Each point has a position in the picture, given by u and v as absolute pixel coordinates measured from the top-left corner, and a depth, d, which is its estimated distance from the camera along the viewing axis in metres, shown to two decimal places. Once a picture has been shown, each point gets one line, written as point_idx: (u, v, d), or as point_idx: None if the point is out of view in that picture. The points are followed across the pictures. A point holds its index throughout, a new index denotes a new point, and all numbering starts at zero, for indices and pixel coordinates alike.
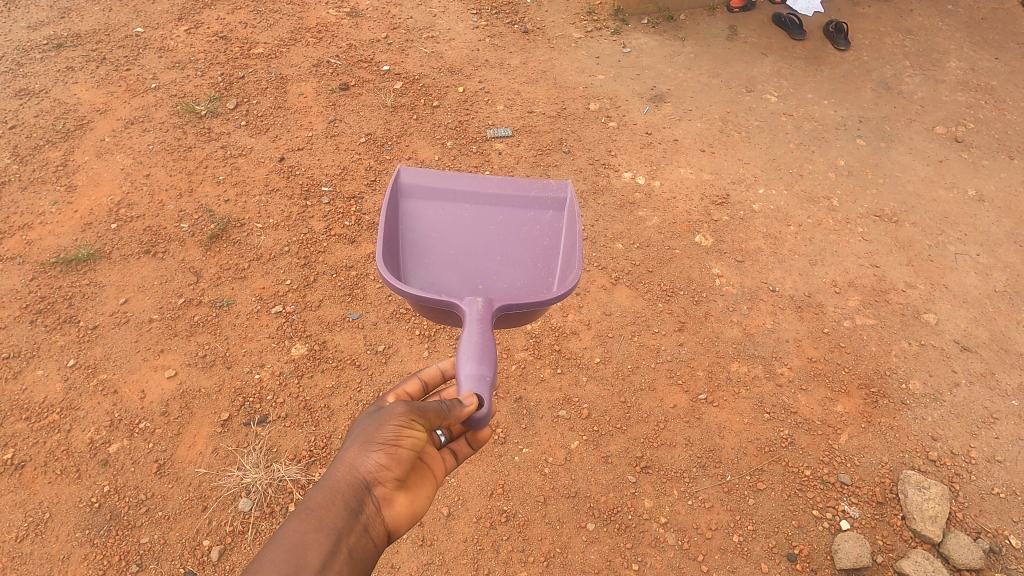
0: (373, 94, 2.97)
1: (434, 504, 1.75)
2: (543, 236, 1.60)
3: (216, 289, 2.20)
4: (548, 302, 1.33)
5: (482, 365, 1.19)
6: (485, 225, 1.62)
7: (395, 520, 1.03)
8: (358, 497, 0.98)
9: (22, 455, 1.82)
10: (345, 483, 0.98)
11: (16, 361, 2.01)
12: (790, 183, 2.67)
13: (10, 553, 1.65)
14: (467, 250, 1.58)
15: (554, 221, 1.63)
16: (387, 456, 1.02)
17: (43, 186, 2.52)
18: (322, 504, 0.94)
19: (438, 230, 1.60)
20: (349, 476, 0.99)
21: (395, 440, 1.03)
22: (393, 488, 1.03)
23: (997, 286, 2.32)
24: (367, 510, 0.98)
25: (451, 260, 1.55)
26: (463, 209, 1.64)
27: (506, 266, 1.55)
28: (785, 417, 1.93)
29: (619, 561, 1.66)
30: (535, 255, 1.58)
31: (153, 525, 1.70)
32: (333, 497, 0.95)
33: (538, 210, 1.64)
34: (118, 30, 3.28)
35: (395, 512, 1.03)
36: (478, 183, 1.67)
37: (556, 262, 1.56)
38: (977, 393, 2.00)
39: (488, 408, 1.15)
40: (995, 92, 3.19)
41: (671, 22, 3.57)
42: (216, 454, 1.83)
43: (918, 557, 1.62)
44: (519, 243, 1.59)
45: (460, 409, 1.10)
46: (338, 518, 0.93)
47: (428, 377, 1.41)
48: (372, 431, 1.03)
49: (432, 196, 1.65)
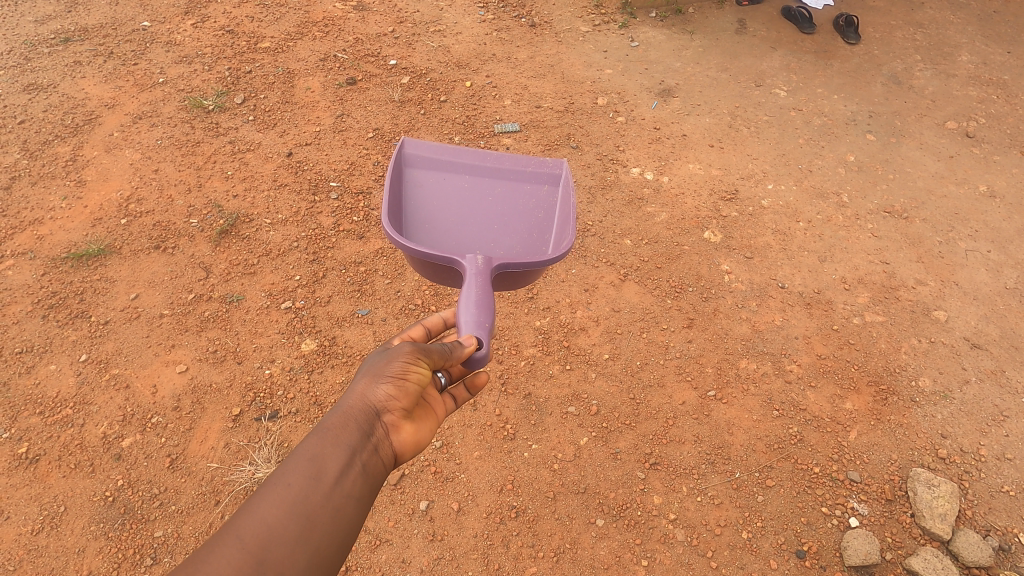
0: (380, 89, 2.97)
1: (445, 500, 1.76)
2: (539, 209, 1.60)
3: (226, 285, 2.21)
4: (544, 263, 1.35)
5: (481, 313, 1.24)
6: (483, 198, 1.62)
7: (401, 446, 1.08)
8: (369, 420, 1.03)
9: (37, 449, 1.84)
10: (358, 409, 1.03)
11: (29, 356, 2.03)
12: (800, 178, 2.65)
13: (26, 546, 1.67)
14: (465, 219, 1.57)
15: (549, 195, 1.63)
16: (395, 387, 1.06)
17: (53, 181, 2.53)
18: (337, 425, 1.00)
19: (438, 200, 1.60)
20: (361, 403, 1.04)
21: (403, 373, 1.07)
22: (400, 417, 1.08)
23: (1008, 283, 2.31)
24: (377, 433, 1.04)
25: (449, 228, 1.54)
26: (462, 181, 1.64)
27: (502, 233, 1.54)
28: (794, 414, 1.93)
29: (629, 557, 1.67)
30: (530, 225, 1.57)
31: (167, 519, 1.72)
32: (346, 419, 1.01)
33: (535, 183, 1.65)
34: (124, 24, 3.28)
35: (402, 438, 1.08)
36: (478, 157, 1.68)
37: (552, 233, 1.55)
38: (987, 390, 2.00)
39: (487, 348, 1.19)
40: (1008, 86, 3.16)
41: (680, 15, 3.55)
42: (228, 449, 1.85)
43: (927, 554, 1.63)
44: (515, 214, 1.59)
45: (461, 349, 1.14)
46: (352, 438, 0.99)
47: (431, 324, 1.39)
48: (381, 365, 1.08)
49: (433, 169, 1.65)
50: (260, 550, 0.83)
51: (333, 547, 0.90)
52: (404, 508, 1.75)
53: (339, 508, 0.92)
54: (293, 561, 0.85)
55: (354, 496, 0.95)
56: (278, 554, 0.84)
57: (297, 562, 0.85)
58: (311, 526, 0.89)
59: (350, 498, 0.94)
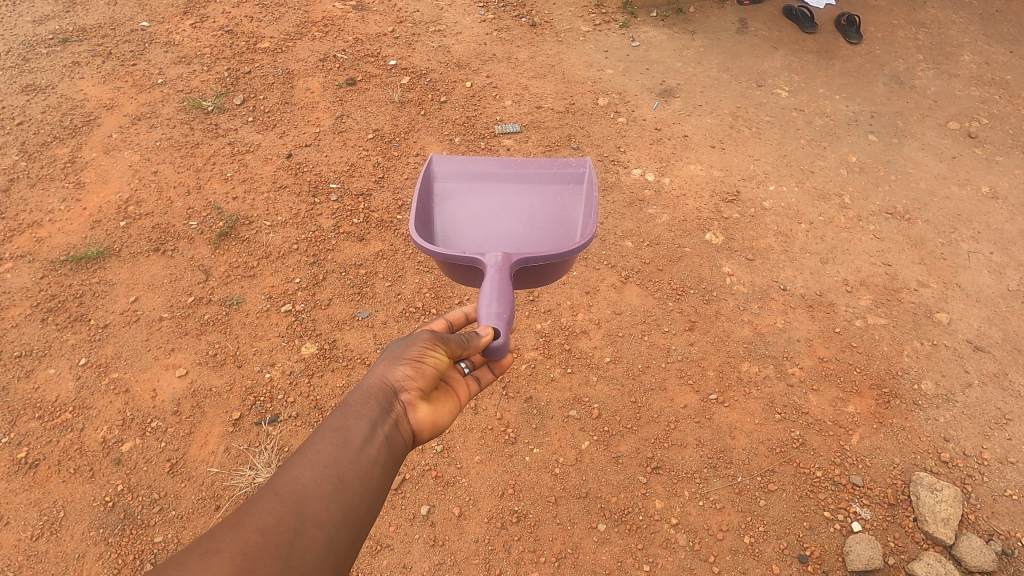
0: (380, 90, 2.96)
1: (446, 504, 1.76)
2: (563, 209, 1.60)
3: (226, 288, 2.20)
4: (564, 255, 1.33)
5: (501, 305, 1.26)
6: (508, 202, 1.62)
7: (420, 424, 1.11)
8: (389, 398, 1.08)
9: (37, 454, 1.83)
10: (378, 387, 1.07)
11: (28, 360, 2.02)
12: (801, 179, 2.64)
13: (25, 552, 1.67)
14: (490, 221, 1.56)
15: (573, 194, 1.62)
16: (412, 369, 1.11)
17: (52, 183, 2.52)
18: (360, 401, 1.05)
19: (464, 206, 1.60)
20: (381, 382, 1.08)
21: (420, 355, 1.12)
22: (418, 397, 1.11)
23: (1011, 284, 2.30)
24: (397, 410, 1.08)
25: (475, 231, 1.53)
26: (488, 186, 1.65)
27: (526, 233, 1.53)
28: (797, 417, 1.92)
29: (630, 562, 1.66)
30: (555, 224, 1.56)
31: (167, 524, 1.71)
32: (367, 396, 1.06)
33: (558, 185, 1.65)
34: (123, 24, 3.26)
35: (420, 416, 1.11)
36: (502, 165, 1.69)
37: (577, 229, 1.53)
38: (990, 393, 1.99)
39: (505, 339, 1.23)
40: (1010, 86, 3.15)
41: (681, 15, 3.54)
42: (228, 454, 1.84)
43: (930, 559, 1.62)
44: (540, 214, 1.58)
45: (477, 339, 1.18)
46: (373, 412, 1.04)
47: (454, 318, 1.37)
48: (400, 349, 1.13)
49: (459, 177, 1.65)
50: (298, 502, 0.87)
51: (363, 506, 0.93)
52: (405, 513, 1.74)
53: (366, 472, 0.96)
54: (329, 514, 0.88)
55: (379, 463, 0.99)
56: (315, 507, 0.88)
57: (333, 517, 0.89)
58: (343, 485, 0.92)
59: (376, 464, 0.98)
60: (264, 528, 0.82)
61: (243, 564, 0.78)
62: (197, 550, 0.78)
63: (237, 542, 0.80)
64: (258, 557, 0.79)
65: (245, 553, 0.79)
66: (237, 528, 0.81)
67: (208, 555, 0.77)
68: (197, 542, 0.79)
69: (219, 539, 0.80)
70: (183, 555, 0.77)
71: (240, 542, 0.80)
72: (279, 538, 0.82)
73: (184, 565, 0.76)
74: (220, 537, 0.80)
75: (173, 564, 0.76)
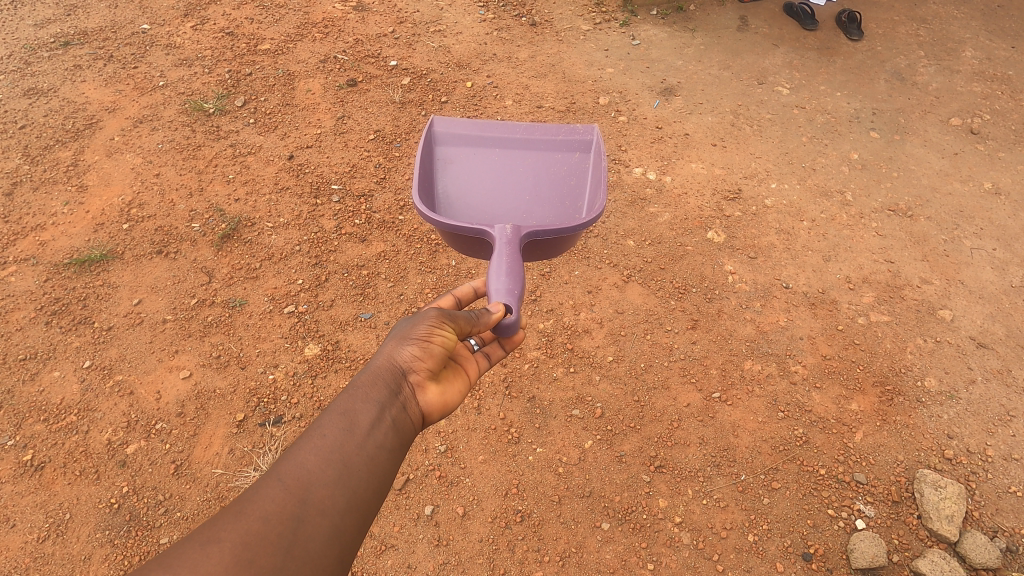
0: (380, 90, 2.96)
1: (450, 504, 1.76)
2: (570, 176, 1.60)
3: (229, 289, 2.21)
4: (574, 228, 1.34)
5: (511, 281, 1.26)
6: (514, 169, 1.62)
7: (429, 406, 1.12)
8: (397, 380, 1.08)
9: (42, 456, 1.84)
10: (385, 369, 1.07)
11: (33, 363, 2.03)
12: (803, 177, 2.64)
13: (32, 554, 1.68)
14: (496, 190, 1.57)
15: (580, 162, 1.63)
16: (420, 349, 1.11)
17: (55, 186, 2.53)
18: (368, 382, 1.05)
19: (469, 176, 1.61)
20: (388, 363, 1.08)
21: (428, 335, 1.13)
22: (426, 377, 1.12)
23: (1014, 281, 2.29)
24: (404, 392, 1.08)
25: (482, 201, 1.55)
26: (493, 154, 1.65)
27: (532, 204, 1.54)
28: (799, 415, 1.92)
29: (635, 561, 1.67)
30: (561, 194, 1.57)
31: (173, 526, 1.72)
32: (376, 377, 1.05)
33: (565, 153, 1.65)
34: (124, 27, 3.27)
35: (428, 398, 1.12)
36: (509, 131, 1.69)
37: (584, 199, 1.55)
38: (994, 390, 1.98)
39: (517, 314, 1.24)
40: (1012, 81, 3.14)
41: (681, 13, 3.53)
42: (233, 454, 1.85)
43: (935, 556, 1.62)
44: (547, 183, 1.59)
45: (488, 316, 1.18)
46: (381, 394, 1.04)
47: (462, 294, 1.39)
48: (407, 329, 1.13)
49: (464, 144, 1.66)
50: (301, 490, 0.87)
51: (369, 491, 0.93)
52: (409, 512, 1.74)
53: (373, 456, 0.96)
54: (333, 502, 0.88)
55: (385, 447, 0.99)
56: (319, 495, 0.88)
57: (336, 504, 0.89)
58: (348, 471, 0.92)
59: (382, 449, 0.98)
60: (268, 516, 0.82)
61: (245, 554, 0.78)
62: (198, 538, 0.78)
63: (238, 531, 0.80)
64: (260, 547, 0.79)
65: (246, 542, 0.79)
66: (240, 516, 0.81)
67: (209, 544, 0.77)
68: (200, 530, 0.79)
69: (220, 528, 0.79)
70: (185, 544, 0.77)
71: (242, 531, 0.80)
72: (282, 527, 0.82)
73: (186, 553, 0.76)
74: (221, 526, 0.80)
75: (174, 553, 0.76)
